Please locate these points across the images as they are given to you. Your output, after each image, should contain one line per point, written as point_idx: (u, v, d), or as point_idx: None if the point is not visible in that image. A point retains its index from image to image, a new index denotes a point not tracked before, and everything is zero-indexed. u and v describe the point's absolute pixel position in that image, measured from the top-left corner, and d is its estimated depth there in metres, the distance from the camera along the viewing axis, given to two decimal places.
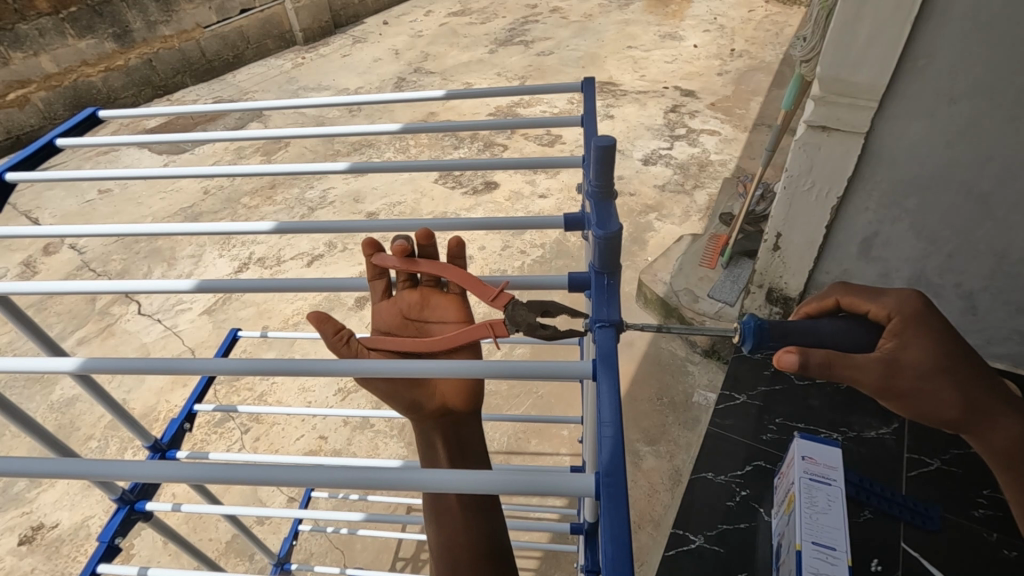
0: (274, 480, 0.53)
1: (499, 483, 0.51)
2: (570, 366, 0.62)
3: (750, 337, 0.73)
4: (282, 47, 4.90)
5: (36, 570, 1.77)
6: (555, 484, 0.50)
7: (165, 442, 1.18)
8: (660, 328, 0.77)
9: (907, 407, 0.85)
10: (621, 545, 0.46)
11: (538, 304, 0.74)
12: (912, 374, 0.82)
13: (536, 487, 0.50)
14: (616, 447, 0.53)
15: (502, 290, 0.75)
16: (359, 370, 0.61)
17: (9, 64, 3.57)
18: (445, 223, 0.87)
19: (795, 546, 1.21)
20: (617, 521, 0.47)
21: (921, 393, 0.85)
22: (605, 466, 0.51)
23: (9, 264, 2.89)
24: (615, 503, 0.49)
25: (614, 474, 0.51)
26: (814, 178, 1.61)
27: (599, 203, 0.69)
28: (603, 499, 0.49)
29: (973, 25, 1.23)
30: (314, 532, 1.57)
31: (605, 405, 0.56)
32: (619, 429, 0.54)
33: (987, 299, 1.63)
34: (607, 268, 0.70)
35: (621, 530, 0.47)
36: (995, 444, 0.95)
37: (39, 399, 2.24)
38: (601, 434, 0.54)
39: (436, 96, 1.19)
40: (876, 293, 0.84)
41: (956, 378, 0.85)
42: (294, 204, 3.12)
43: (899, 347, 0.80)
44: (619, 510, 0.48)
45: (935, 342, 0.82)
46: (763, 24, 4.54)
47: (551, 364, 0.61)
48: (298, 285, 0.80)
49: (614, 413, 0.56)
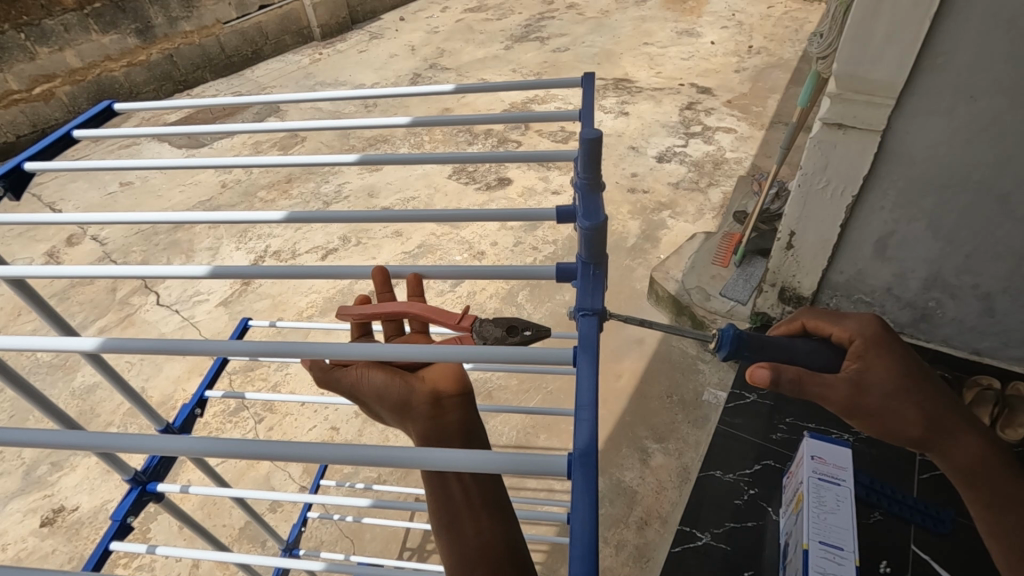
0: (284, 456, 0.55)
1: (483, 462, 0.53)
2: (554, 351, 0.62)
3: (727, 345, 0.70)
4: (300, 43, 4.95)
5: (57, 551, 1.83)
6: (536, 463, 0.51)
7: (178, 425, 1.21)
8: (645, 322, 0.78)
9: (875, 427, 0.85)
10: (589, 526, 0.47)
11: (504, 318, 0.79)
12: (880, 394, 0.81)
13: (527, 467, 0.51)
14: (595, 428, 0.53)
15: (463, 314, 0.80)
16: (366, 352, 0.62)
17: (36, 58, 3.65)
18: (443, 214, 0.88)
19: (803, 545, 1.21)
20: (591, 500, 0.48)
21: (890, 413, 0.84)
22: (580, 447, 0.51)
23: (34, 254, 2.97)
24: (588, 486, 0.49)
25: (588, 455, 0.51)
26: (828, 176, 1.59)
27: (587, 195, 0.70)
28: (577, 478, 0.50)
29: (994, 22, 1.22)
30: (323, 519, 1.59)
31: (585, 390, 0.56)
32: (597, 412, 0.54)
33: (1006, 302, 1.60)
34: (594, 259, 0.69)
35: (593, 513, 0.48)
36: (964, 467, 0.93)
37: (61, 386, 2.30)
38: (580, 415, 0.54)
39: (447, 91, 1.19)
40: (839, 317, 0.86)
41: (924, 399, 0.85)
42: (310, 198, 3.15)
43: (866, 367, 0.80)
44: (592, 492, 0.49)
45: (899, 363, 0.83)
46: (783, 20, 4.48)
47: (536, 350, 0.61)
48: (305, 272, 0.81)
49: (592, 397, 0.56)
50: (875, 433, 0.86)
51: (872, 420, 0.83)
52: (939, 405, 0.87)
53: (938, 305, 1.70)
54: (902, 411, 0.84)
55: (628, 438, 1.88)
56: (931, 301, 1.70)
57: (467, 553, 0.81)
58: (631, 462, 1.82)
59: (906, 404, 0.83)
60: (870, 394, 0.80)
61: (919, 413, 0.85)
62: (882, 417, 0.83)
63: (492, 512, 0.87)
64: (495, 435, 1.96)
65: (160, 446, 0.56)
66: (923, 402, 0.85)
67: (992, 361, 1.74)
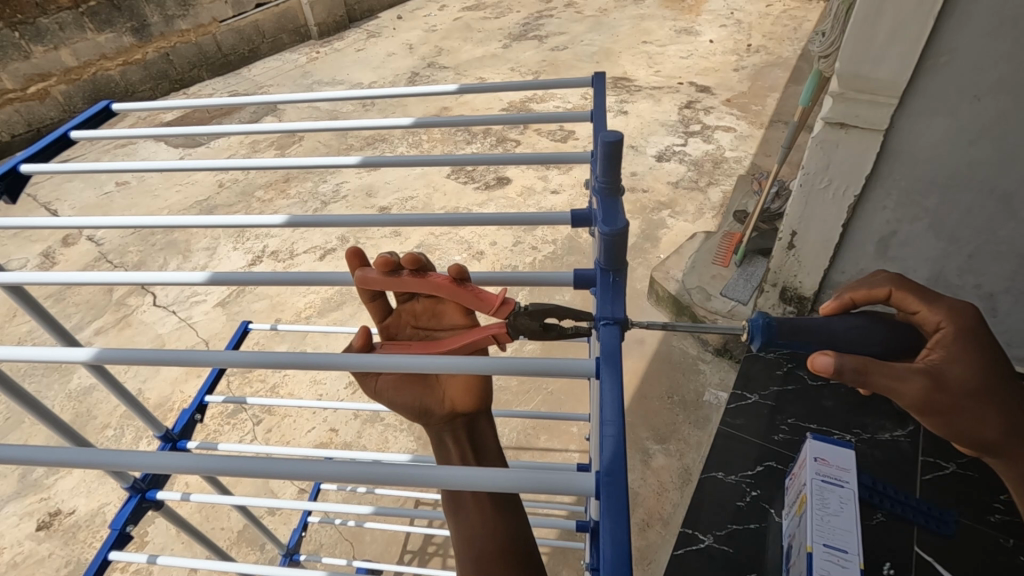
0: (286, 473, 0.53)
1: (496, 481, 0.51)
2: (574, 364, 0.60)
3: (759, 335, 0.69)
4: (297, 41, 4.92)
5: (54, 555, 1.81)
6: (555, 483, 0.50)
7: (176, 431, 1.19)
8: (664, 324, 0.77)
9: (942, 425, 0.82)
10: (615, 550, 0.45)
11: (540, 307, 0.69)
12: (956, 390, 0.77)
13: (541, 486, 0.50)
14: (618, 447, 0.51)
15: (502, 299, 0.71)
16: (370, 364, 0.60)
17: (31, 57, 3.62)
18: (448, 217, 0.87)
19: (806, 547, 1.20)
20: (617, 520, 0.47)
21: (963, 410, 0.79)
22: (606, 467, 0.50)
23: (29, 255, 2.94)
24: (616, 506, 0.48)
25: (614, 474, 0.50)
26: (831, 176, 1.58)
27: (606, 200, 0.68)
28: (603, 499, 0.48)
29: (1001, 20, 1.20)
30: (323, 523, 1.58)
31: (607, 403, 0.54)
32: (621, 428, 0.52)
33: (1008, 301, 1.60)
34: (613, 266, 0.68)
35: (620, 532, 0.46)
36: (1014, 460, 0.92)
37: (57, 388, 2.28)
38: (603, 432, 0.52)
39: (447, 91, 1.17)
40: (930, 298, 0.80)
41: (1001, 401, 0.80)
42: (307, 198, 3.14)
43: (948, 360, 0.76)
44: (618, 510, 0.47)
45: (984, 361, 0.77)
46: (781, 19, 4.47)
47: (551, 362, 0.60)
48: (309, 278, 0.79)
49: (616, 412, 0.54)
50: (942, 430, 0.83)
51: (945, 419, 0.80)
52: (1017, 404, 0.83)
53: None
54: (978, 410, 0.80)
55: (632, 439, 1.87)
56: None
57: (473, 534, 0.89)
58: (634, 463, 1.81)
59: (984, 404, 0.79)
60: (950, 390, 0.76)
61: (993, 414, 0.81)
62: (958, 415, 0.80)
63: (501, 507, 0.91)
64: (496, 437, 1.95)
65: (170, 466, 0.55)
66: (1002, 402, 0.80)
67: None
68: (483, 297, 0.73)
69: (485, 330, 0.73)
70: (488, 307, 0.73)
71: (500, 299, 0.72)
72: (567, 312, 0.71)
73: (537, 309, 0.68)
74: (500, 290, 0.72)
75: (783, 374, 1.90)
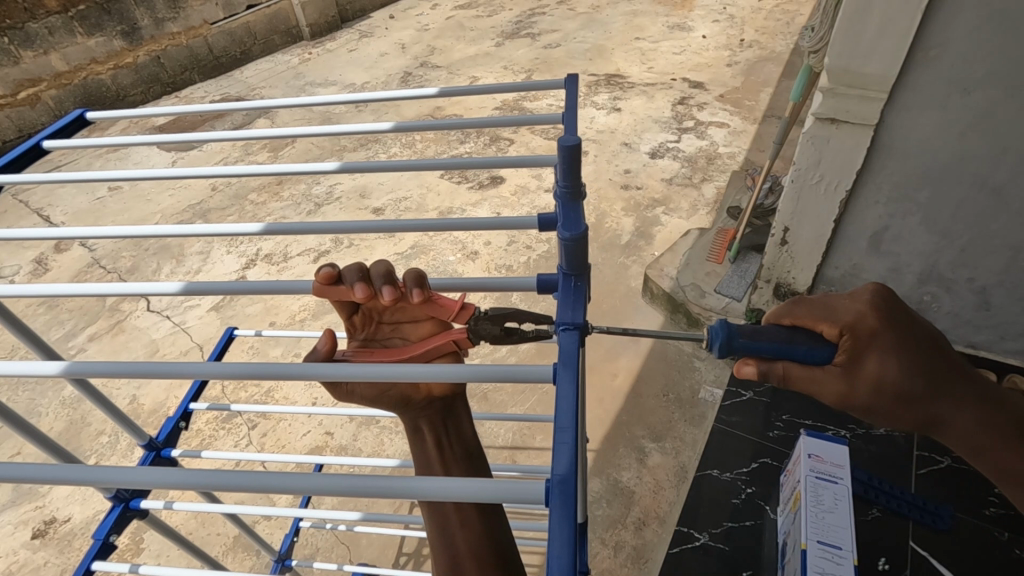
0: (261, 486, 0.53)
1: (456, 491, 0.50)
2: (531, 370, 0.59)
3: (718, 340, 0.67)
4: (289, 42, 4.89)
5: (49, 563, 1.80)
6: (513, 493, 0.50)
7: (161, 439, 1.17)
8: (627, 329, 0.77)
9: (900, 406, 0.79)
10: (565, 564, 0.44)
11: (501, 312, 0.69)
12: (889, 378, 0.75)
13: (504, 497, 0.50)
14: (574, 453, 0.50)
15: (464, 305, 0.73)
16: (341, 374, 0.60)
17: (20, 62, 3.61)
18: (410, 226, 0.86)
19: (801, 545, 1.20)
20: (567, 531, 0.45)
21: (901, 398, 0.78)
22: (559, 473, 0.49)
23: (22, 261, 2.93)
24: (567, 515, 0.46)
25: (567, 482, 0.48)
26: (822, 171, 1.58)
27: (567, 205, 0.70)
28: (555, 507, 0.47)
29: (987, 14, 1.20)
30: (316, 529, 1.56)
31: (564, 410, 0.54)
32: (578, 435, 0.51)
33: (1001, 294, 1.60)
34: (575, 270, 0.68)
35: (570, 542, 0.45)
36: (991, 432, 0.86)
37: (50, 396, 2.27)
38: (559, 439, 0.51)
39: (431, 94, 1.16)
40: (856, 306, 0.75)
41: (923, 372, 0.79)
42: (301, 200, 3.13)
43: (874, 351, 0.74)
44: (569, 519, 0.46)
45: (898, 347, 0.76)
46: (774, 13, 4.46)
47: (510, 367, 0.59)
48: (269, 287, 0.78)
49: (572, 419, 0.53)
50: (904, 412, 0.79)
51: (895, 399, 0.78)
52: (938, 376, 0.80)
53: (934, 299, 1.69)
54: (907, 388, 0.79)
55: (626, 437, 1.87)
56: (927, 295, 1.69)
57: (447, 526, 0.89)
58: (629, 461, 1.80)
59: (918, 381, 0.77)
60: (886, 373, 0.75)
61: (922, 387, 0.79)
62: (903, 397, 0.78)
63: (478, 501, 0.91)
64: (491, 437, 1.94)
65: (144, 482, 0.54)
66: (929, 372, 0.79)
67: (988, 354, 1.74)
68: (442, 302, 0.73)
69: (446, 336, 0.73)
70: (448, 313, 0.74)
71: (460, 304, 0.73)
72: (527, 316, 0.71)
73: (497, 313, 0.68)
74: (460, 296, 0.74)
75: None
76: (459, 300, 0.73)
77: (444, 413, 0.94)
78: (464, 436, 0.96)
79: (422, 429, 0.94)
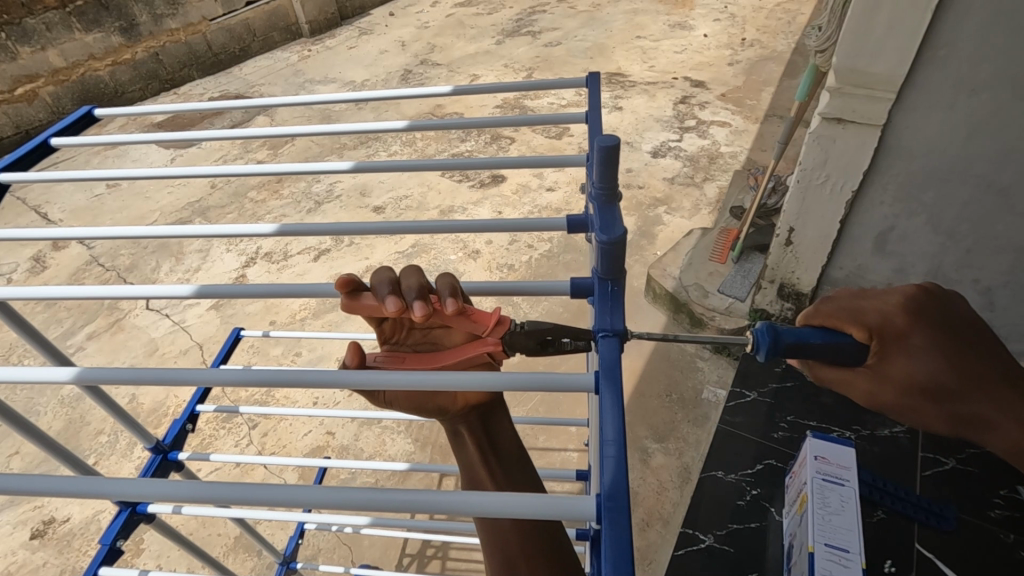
0: (263, 499, 0.52)
1: (498, 506, 0.49)
2: (569, 379, 0.58)
3: (764, 346, 0.65)
4: (288, 39, 4.86)
5: (48, 563, 1.79)
6: (556, 509, 0.49)
7: (168, 442, 1.16)
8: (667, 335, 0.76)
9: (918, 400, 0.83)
10: None
11: (534, 326, 0.68)
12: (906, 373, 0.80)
13: (544, 513, 0.49)
14: (619, 466, 0.49)
15: (499, 316, 0.71)
16: (350, 382, 0.59)
17: (18, 58, 3.58)
18: (426, 227, 0.84)
19: (808, 548, 1.19)
20: (619, 551, 0.44)
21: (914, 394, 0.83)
22: (607, 489, 0.48)
23: (19, 260, 2.90)
24: (618, 535, 0.45)
25: (615, 499, 0.47)
26: (828, 170, 1.57)
27: (603, 206, 0.65)
28: (604, 524, 0.46)
29: (995, 13, 1.19)
30: (319, 531, 1.54)
31: (608, 421, 0.52)
32: (622, 448, 0.50)
33: (1005, 296, 1.60)
34: (611, 275, 0.66)
35: (622, 563, 0.44)
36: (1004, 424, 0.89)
37: (48, 395, 2.26)
38: (603, 452, 0.50)
39: (439, 92, 1.14)
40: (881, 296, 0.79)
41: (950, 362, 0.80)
42: (301, 198, 3.11)
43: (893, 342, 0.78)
44: (622, 538, 0.45)
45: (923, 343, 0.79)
46: (775, 12, 4.45)
47: (550, 375, 0.58)
48: (284, 290, 0.76)
49: (617, 431, 0.52)
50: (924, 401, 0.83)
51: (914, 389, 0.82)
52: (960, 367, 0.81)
53: None
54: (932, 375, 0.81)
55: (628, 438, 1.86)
56: None
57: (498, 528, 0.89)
58: (633, 462, 1.80)
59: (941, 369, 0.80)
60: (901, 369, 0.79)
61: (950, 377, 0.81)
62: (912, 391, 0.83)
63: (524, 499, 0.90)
64: None
65: (151, 493, 0.53)
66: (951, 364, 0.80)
67: None
68: (476, 316, 0.72)
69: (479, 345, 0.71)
70: (482, 326, 0.72)
71: (495, 317, 0.71)
72: (567, 329, 0.69)
73: (533, 328, 0.67)
74: (494, 309, 0.72)
75: (781, 371, 1.90)
76: (493, 312, 0.72)
77: (481, 417, 0.92)
78: (503, 437, 0.95)
79: (461, 432, 0.93)
